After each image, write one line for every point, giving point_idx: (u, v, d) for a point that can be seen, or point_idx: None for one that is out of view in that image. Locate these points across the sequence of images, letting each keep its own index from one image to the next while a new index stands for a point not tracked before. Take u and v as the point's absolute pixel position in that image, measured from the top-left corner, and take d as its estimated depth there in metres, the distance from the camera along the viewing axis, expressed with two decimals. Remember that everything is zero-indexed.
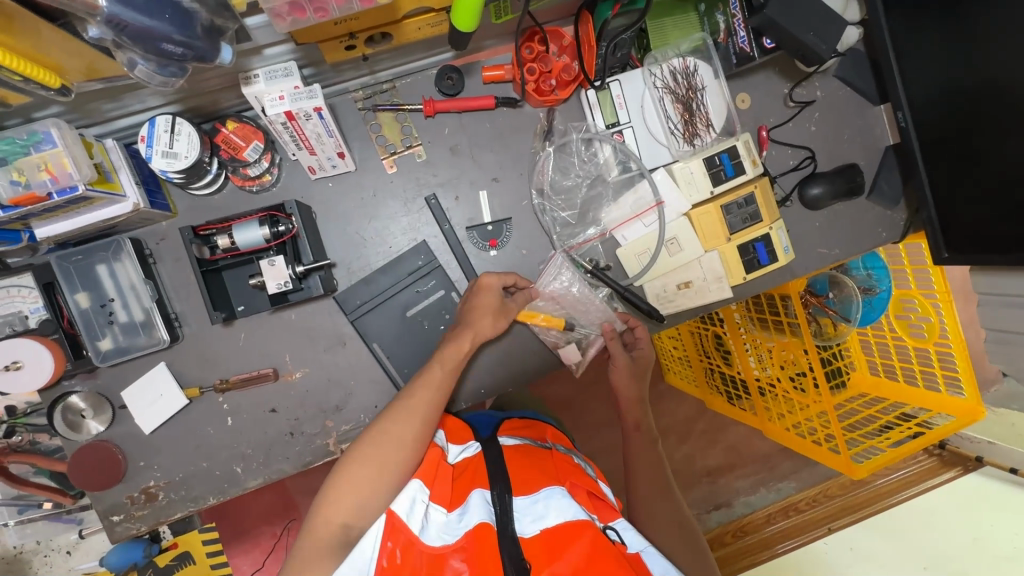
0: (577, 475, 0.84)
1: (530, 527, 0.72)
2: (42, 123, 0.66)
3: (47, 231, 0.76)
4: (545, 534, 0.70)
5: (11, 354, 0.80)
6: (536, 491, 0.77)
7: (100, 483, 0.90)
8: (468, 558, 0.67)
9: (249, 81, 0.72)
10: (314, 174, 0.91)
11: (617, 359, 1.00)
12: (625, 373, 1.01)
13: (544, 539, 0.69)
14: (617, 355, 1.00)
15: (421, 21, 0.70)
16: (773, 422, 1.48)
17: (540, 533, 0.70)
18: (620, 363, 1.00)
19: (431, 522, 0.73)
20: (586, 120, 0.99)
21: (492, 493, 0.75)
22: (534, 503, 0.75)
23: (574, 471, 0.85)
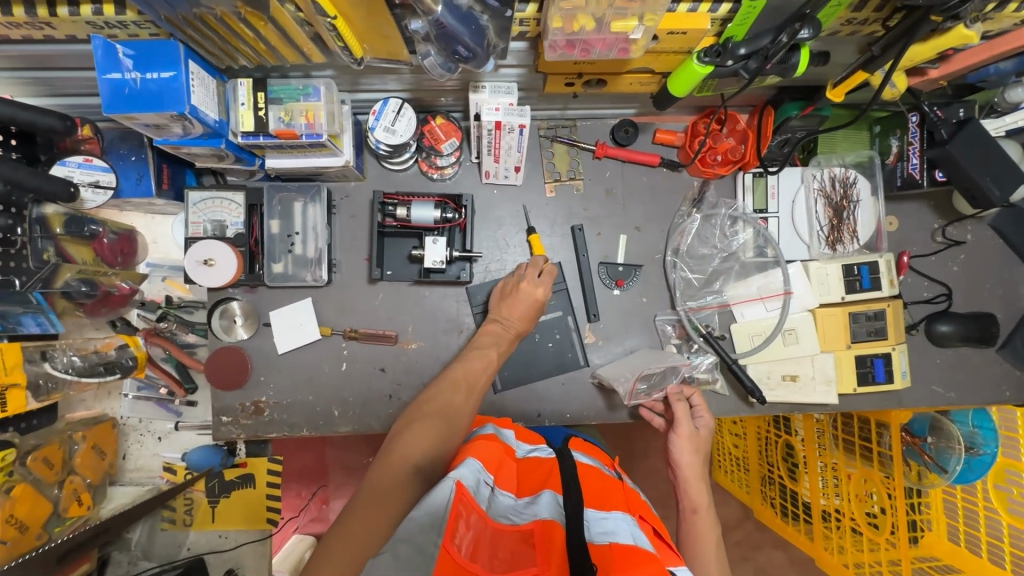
0: (643, 510, 0.79)
1: (598, 537, 0.64)
2: (317, 81, 0.81)
3: (275, 163, 0.91)
4: (615, 547, 0.62)
5: (209, 251, 0.94)
6: (609, 510, 0.72)
7: (225, 383, 1.01)
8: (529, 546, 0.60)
9: (476, 89, 0.86)
10: (486, 178, 1.03)
11: (680, 427, 0.95)
12: (688, 445, 0.94)
13: (612, 550, 0.62)
14: (681, 425, 0.95)
15: (637, 79, 0.81)
16: (831, 553, 1.35)
17: (609, 545, 0.62)
18: (683, 433, 0.94)
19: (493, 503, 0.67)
20: (737, 200, 1.06)
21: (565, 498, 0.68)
22: (607, 521, 0.68)
23: (643, 509, 0.78)
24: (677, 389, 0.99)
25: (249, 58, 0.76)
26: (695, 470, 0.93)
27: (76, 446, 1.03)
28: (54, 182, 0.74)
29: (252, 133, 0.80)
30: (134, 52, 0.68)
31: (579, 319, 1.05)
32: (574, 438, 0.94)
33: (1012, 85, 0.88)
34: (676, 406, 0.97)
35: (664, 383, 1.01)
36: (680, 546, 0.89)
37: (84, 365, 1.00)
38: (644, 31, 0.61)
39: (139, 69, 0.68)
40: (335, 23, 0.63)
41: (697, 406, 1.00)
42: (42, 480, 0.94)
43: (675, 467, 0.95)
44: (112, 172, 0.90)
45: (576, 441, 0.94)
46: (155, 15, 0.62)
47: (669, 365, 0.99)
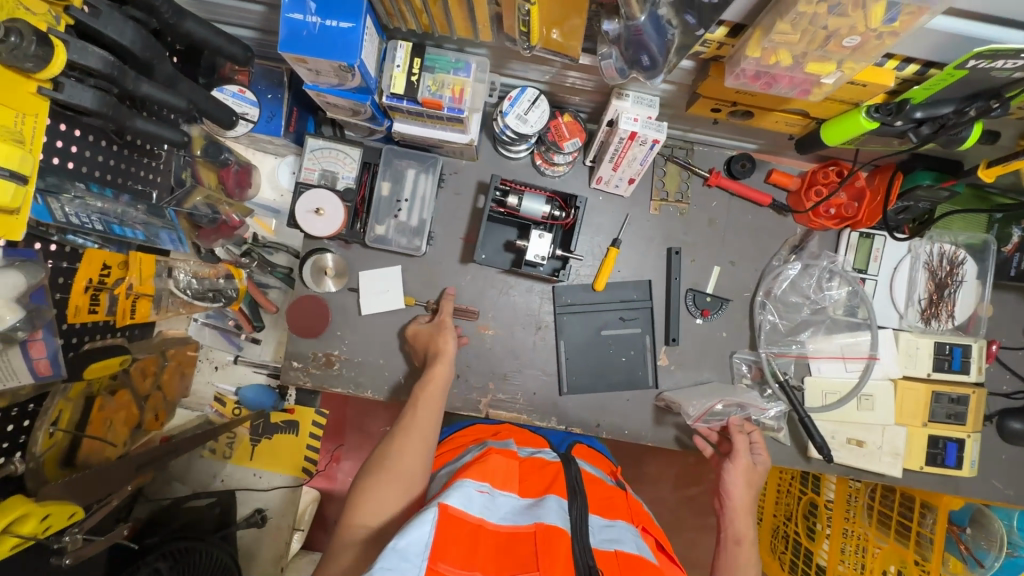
0: (647, 523, 0.86)
1: (603, 542, 0.72)
2: (470, 57, 0.82)
3: (400, 127, 0.91)
4: (620, 554, 0.70)
5: (318, 201, 0.95)
6: (615, 519, 0.79)
7: (304, 330, 1.02)
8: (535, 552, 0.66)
9: (620, 96, 0.86)
10: (596, 183, 1.03)
11: (739, 457, 0.94)
12: (741, 475, 0.93)
13: (619, 557, 0.69)
14: (740, 454, 0.95)
15: (788, 118, 0.80)
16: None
17: (614, 551, 0.70)
18: (741, 463, 0.94)
19: (496, 508, 0.73)
20: (838, 255, 1.04)
21: (570, 504, 0.74)
22: (610, 528, 0.76)
23: (644, 517, 0.87)
24: (738, 422, 0.99)
25: (415, 24, 0.77)
26: (746, 502, 0.92)
27: (167, 364, 0.98)
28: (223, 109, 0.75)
29: (397, 96, 0.81)
30: None
31: (656, 340, 1.05)
32: (577, 445, 1.02)
33: None
34: (735, 436, 0.97)
35: (729, 413, 1.00)
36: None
37: (199, 287, 0.94)
38: (837, 78, 0.61)
39: (321, 14, 0.69)
40: (531, 8, 0.63)
41: (756, 442, 0.98)
42: (136, 386, 0.90)
43: (725, 496, 0.94)
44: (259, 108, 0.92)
45: (579, 449, 1.01)
46: None
47: (752, 400, 1.00)
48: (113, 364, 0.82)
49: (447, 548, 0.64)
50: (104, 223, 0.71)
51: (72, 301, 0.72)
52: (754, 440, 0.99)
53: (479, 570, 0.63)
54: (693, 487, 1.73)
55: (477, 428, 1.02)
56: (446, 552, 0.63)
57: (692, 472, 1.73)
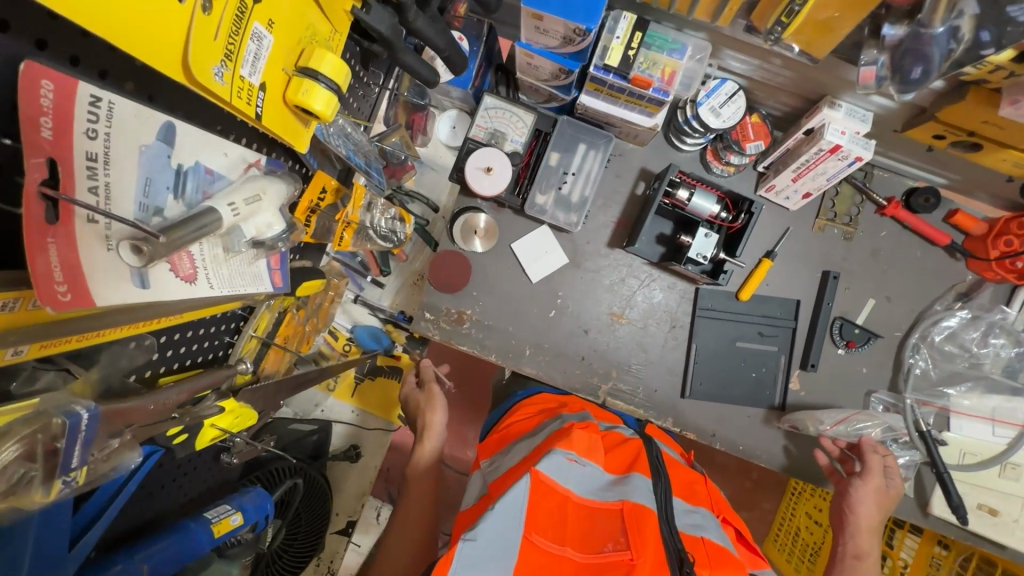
0: (729, 513, 0.84)
1: (689, 529, 0.70)
2: (689, 40, 0.80)
3: (587, 100, 0.90)
4: (706, 542, 0.68)
5: (488, 159, 0.95)
6: (697, 505, 0.78)
7: (443, 283, 1.03)
8: (625, 530, 0.64)
9: (832, 105, 0.82)
10: (763, 191, 0.99)
11: (871, 476, 0.91)
12: (870, 499, 0.91)
13: (706, 545, 0.67)
14: (875, 478, 0.91)
15: (1022, 158, 0.74)
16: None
17: (699, 539, 0.68)
18: (872, 483, 0.91)
19: (585, 480, 0.71)
20: (1008, 312, 0.98)
21: (656, 485, 0.72)
22: (691, 514, 0.74)
23: (722, 506, 0.85)
24: (872, 442, 0.94)
25: None
26: (872, 520, 0.91)
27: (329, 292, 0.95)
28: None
29: (605, 68, 0.80)
30: None
31: (792, 362, 1.02)
32: (649, 426, 1.02)
33: None
34: (868, 455, 0.93)
35: (859, 431, 0.97)
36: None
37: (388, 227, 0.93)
38: None
39: None
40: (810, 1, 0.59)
41: (891, 466, 0.94)
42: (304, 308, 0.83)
43: (851, 512, 0.92)
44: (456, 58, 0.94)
45: (652, 429, 1.01)
46: None
47: (884, 422, 0.97)
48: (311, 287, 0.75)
49: (538, 520, 0.64)
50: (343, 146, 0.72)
51: (304, 206, 0.65)
52: (886, 466, 0.94)
53: (569, 545, 0.63)
54: (746, 511, 1.70)
55: (550, 398, 1.03)
56: (537, 524, 0.63)
57: (747, 497, 1.70)
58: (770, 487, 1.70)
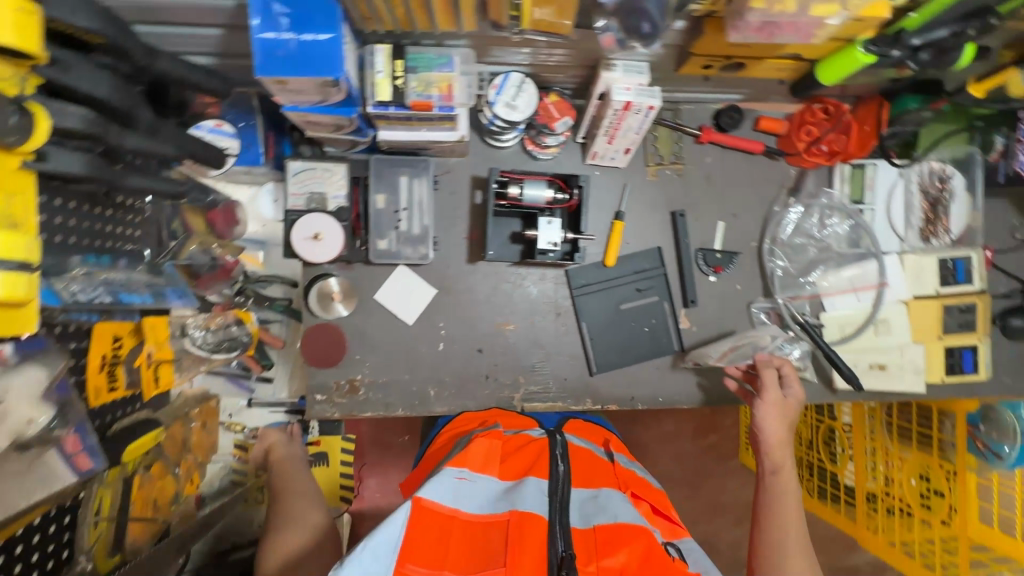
0: (638, 488, 0.89)
1: (583, 522, 0.74)
2: (452, 51, 0.78)
3: (387, 135, 0.87)
4: (598, 530, 0.72)
5: (315, 226, 0.92)
6: (599, 488, 0.82)
7: (321, 360, 0.99)
8: (511, 537, 0.69)
9: (608, 67, 0.84)
10: (591, 159, 1.01)
11: (768, 392, 0.93)
12: (773, 411, 0.92)
13: (597, 533, 0.72)
14: (770, 389, 0.93)
15: (779, 64, 0.80)
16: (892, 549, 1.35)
17: (593, 528, 0.72)
18: (770, 398, 0.93)
19: (475, 497, 0.75)
20: (834, 190, 1.06)
21: (549, 487, 0.77)
22: (592, 501, 0.78)
23: (636, 483, 0.90)
24: (765, 357, 0.97)
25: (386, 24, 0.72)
26: (780, 436, 0.91)
27: (193, 423, 1.05)
28: (213, 149, 0.71)
29: (382, 103, 0.77)
30: (289, 9, 0.64)
31: (675, 305, 1.06)
32: (572, 420, 1.06)
33: None
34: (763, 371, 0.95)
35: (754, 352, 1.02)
36: (760, 509, 0.86)
37: (216, 339, 1.00)
38: (841, 17, 0.61)
39: (294, 30, 0.64)
40: None
41: (787, 373, 0.96)
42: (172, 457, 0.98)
43: (758, 433, 0.93)
44: (236, 138, 0.87)
45: (572, 423, 1.05)
46: None
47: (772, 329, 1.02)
48: (149, 439, 0.88)
49: (416, 549, 0.65)
50: (111, 294, 0.62)
51: (91, 382, 0.76)
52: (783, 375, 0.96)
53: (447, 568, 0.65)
54: (713, 434, 1.77)
55: (470, 418, 0.98)
56: (413, 551, 0.65)
57: (707, 422, 1.78)
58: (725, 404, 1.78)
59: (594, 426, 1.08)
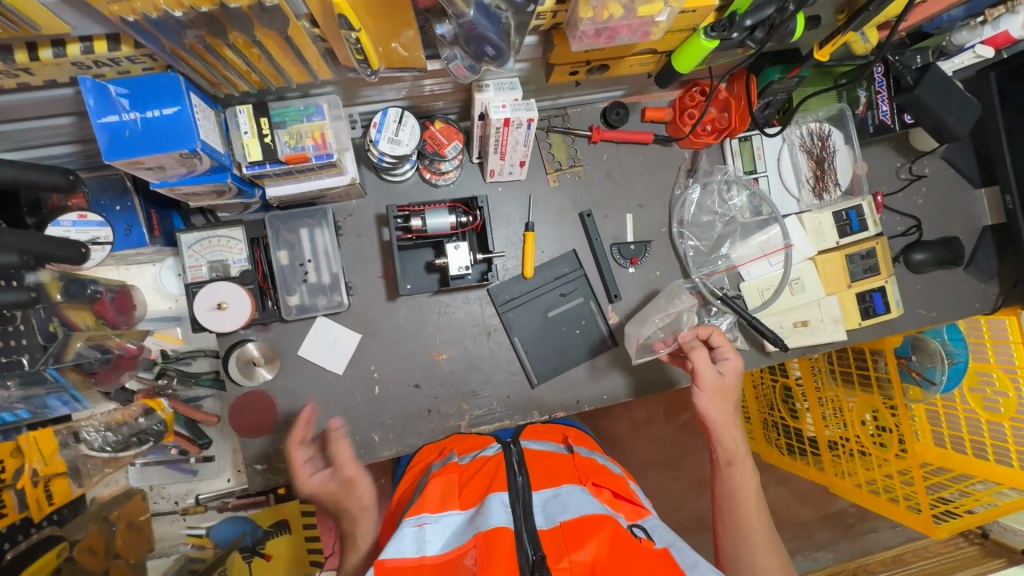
0: (599, 476, 0.86)
1: (549, 522, 0.71)
2: (319, 99, 0.78)
3: (275, 191, 0.85)
4: (563, 526, 0.69)
5: (219, 294, 0.88)
6: (558, 486, 0.79)
7: (253, 430, 0.96)
8: (478, 554, 0.64)
9: (481, 89, 0.85)
10: (491, 177, 1.02)
11: (704, 382, 0.91)
12: (713, 396, 0.91)
13: (564, 529, 0.69)
14: (705, 375, 0.91)
15: (639, 60, 0.83)
16: (857, 488, 1.39)
17: (558, 526, 0.69)
18: (707, 386, 0.91)
19: (433, 537, 0.70)
20: (727, 165, 1.11)
21: (509, 497, 0.74)
22: (554, 500, 0.76)
23: (597, 473, 0.87)
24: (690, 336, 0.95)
25: (239, 87, 0.71)
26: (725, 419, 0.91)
27: (115, 527, 1.02)
28: (69, 246, 0.68)
29: (257, 162, 0.76)
30: (129, 91, 0.63)
31: (601, 302, 1.07)
32: (528, 426, 1.02)
33: (957, 29, 0.96)
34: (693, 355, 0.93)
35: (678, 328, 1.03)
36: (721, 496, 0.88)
37: (118, 438, 0.88)
38: (669, 13, 0.63)
39: (138, 109, 0.63)
40: (360, 36, 0.61)
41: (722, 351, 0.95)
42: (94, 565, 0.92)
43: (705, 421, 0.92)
44: (109, 226, 0.82)
45: (528, 429, 1.01)
46: (159, 47, 0.58)
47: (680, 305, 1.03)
48: (50, 559, 0.81)
49: None
50: None
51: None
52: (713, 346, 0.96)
53: None
54: (685, 413, 1.79)
55: (432, 446, 0.97)
56: None
57: (677, 401, 1.81)
58: None
59: (555, 424, 1.06)
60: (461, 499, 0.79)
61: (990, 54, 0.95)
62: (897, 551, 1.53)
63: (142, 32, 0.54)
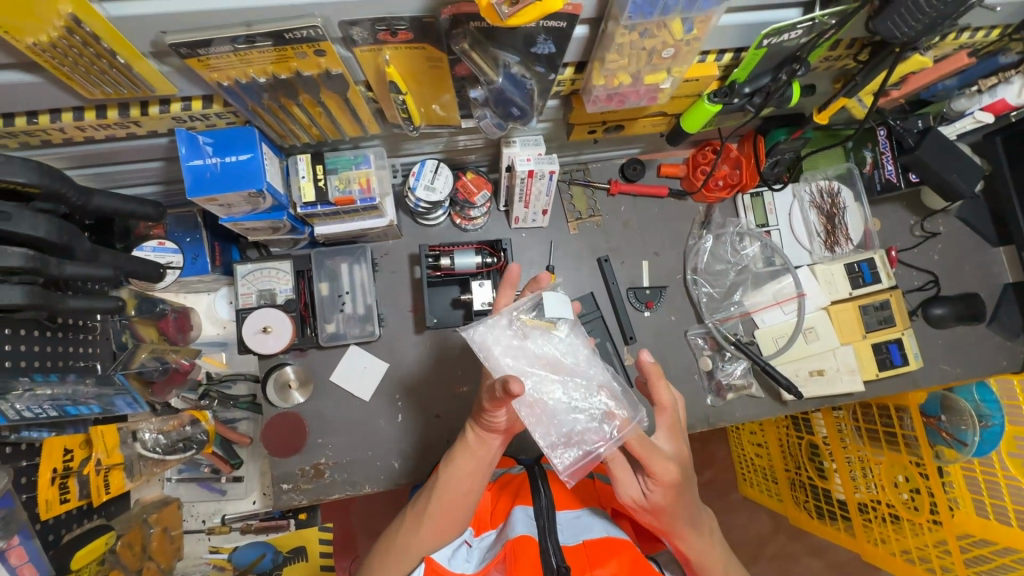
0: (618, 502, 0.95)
1: (572, 538, 0.82)
2: (367, 151, 0.90)
3: (323, 230, 0.96)
4: (586, 544, 0.80)
5: (266, 319, 0.98)
6: (580, 508, 0.89)
7: (284, 450, 1.02)
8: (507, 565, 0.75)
9: (509, 144, 0.95)
10: (515, 224, 1.11)
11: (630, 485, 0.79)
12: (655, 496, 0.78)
13: (586, 547, 0.79)
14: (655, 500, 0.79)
15: (652, 121, 0.92)
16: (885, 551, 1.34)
17: (580, 543, 0.80)
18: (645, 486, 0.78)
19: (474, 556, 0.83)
20: (740, 218, 1.17)
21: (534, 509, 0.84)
22: (577, 520, 0.86)
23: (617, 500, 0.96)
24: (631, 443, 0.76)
25: (302, 139, 0.83)
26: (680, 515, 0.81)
27: (152, 529, 1.04)
28: (149, 265, 0.78)
29: (311, 203, 0.87)
30: (213, 140, 0.75)
31: (617, 343, 1.11)
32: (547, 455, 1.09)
33: (956, 97, 1.04)
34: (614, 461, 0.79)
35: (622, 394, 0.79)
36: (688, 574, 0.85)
37: (167, 441, 0.98)
38: (672, 81, 0.72)
39: (219, 154, 0.75)
40: (406, 98, 0.72)
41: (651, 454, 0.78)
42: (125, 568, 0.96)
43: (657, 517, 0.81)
44: (180, 253, 0.94)
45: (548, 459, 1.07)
46: (243, 106, 0.70)
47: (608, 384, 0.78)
48: (98, 545, 0.87)
49: None
50: (57, 408, 0.73)
51: (41, 496, 0.78)
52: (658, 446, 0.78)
53: None
54: (708, 470, 1.86)
55: None
56: None
57: (702, 457, 1.87)
58: (716, 437, 1.90)
59: None
60: (493, 519, 0.91)
61: (990, 119, 1.01)
62: None
63: (232, 93, 0.67)
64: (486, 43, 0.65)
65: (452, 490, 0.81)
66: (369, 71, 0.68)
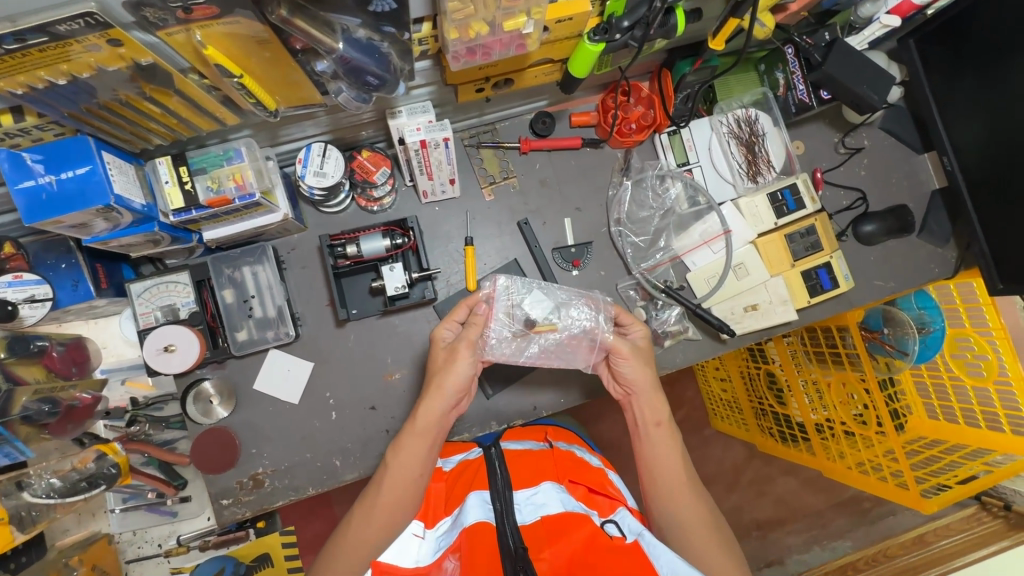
0: (576, 471, 0.92)
1: (530, 515, 0.82)
2: (237, 143, 0.82)
3: (212, 234, 0.90)
4: (545, 521, 0.80)
5: (168, 338, 0.92)
6: (538, 484, 0.87)
7: (215, 467, 0.97)
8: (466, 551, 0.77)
9: (394, 115, 0.88)
10: (425, 198, 1.06)
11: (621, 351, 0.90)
12: (630, 360, 0.91)
13: (544, 525, 0.79)
14: (621, 347, 0.90)
15: (541, 70, 0.87)
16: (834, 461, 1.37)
17: (539, 521, 0.80)
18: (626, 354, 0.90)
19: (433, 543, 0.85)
20: (660, 160, 1.12)
21: (489, 494, 0.84)
22: (536, 496, 0.84)
23: (576, 467, 0.93)
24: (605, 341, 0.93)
25: (153, 140, 0.76)
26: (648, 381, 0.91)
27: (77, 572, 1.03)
28: None
29: (183, 210, 0.80)
30: (42, 156, 0.67)
31: None
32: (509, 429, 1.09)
33: (861, 3, 0.99)
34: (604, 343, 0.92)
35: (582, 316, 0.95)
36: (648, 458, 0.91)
37: (65, 484, 0.93)
38: (534, 24, 0.66)
39: (52, 172, 0.68)
40: (243, 80, 0.64)
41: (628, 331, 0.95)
42: None
43: (632, 386, 0.91)
44: (47, 283, 0.87)
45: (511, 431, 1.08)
46: (58, 114, 0.62)
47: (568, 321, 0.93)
48: None
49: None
50: None
51: None
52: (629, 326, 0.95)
53: None
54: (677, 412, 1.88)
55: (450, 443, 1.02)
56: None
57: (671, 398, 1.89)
58: (682, 377, 1.90)
59: (531, 425, 1.09)
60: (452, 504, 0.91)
61: (897, 22, 0.97)
62: (917, 534, 1.36)
63: (37, 103, 0.59)
64: (309, 7, 0.59)
65: (400, 469, 0.84)
66: (188, 55, 0.60)
